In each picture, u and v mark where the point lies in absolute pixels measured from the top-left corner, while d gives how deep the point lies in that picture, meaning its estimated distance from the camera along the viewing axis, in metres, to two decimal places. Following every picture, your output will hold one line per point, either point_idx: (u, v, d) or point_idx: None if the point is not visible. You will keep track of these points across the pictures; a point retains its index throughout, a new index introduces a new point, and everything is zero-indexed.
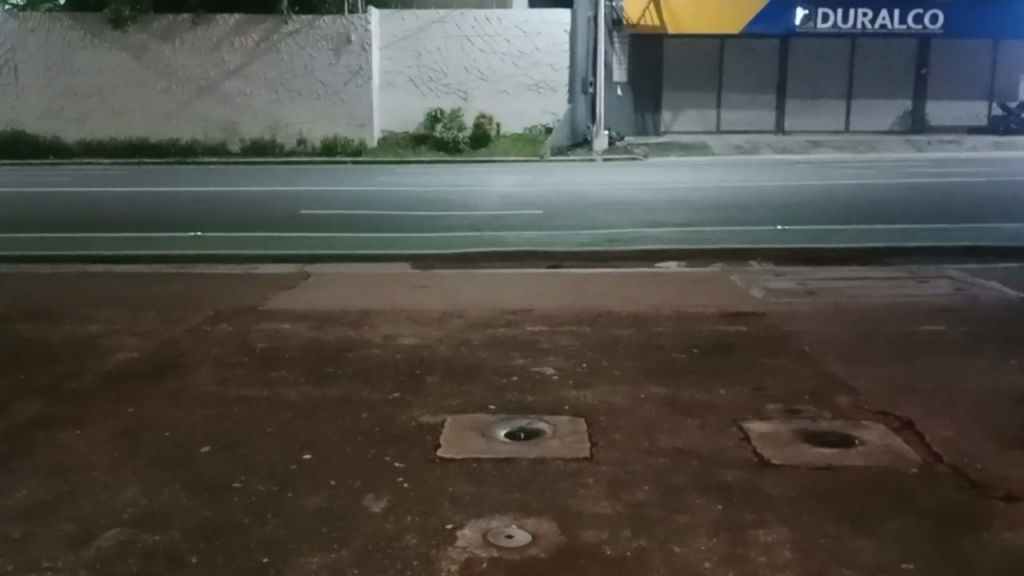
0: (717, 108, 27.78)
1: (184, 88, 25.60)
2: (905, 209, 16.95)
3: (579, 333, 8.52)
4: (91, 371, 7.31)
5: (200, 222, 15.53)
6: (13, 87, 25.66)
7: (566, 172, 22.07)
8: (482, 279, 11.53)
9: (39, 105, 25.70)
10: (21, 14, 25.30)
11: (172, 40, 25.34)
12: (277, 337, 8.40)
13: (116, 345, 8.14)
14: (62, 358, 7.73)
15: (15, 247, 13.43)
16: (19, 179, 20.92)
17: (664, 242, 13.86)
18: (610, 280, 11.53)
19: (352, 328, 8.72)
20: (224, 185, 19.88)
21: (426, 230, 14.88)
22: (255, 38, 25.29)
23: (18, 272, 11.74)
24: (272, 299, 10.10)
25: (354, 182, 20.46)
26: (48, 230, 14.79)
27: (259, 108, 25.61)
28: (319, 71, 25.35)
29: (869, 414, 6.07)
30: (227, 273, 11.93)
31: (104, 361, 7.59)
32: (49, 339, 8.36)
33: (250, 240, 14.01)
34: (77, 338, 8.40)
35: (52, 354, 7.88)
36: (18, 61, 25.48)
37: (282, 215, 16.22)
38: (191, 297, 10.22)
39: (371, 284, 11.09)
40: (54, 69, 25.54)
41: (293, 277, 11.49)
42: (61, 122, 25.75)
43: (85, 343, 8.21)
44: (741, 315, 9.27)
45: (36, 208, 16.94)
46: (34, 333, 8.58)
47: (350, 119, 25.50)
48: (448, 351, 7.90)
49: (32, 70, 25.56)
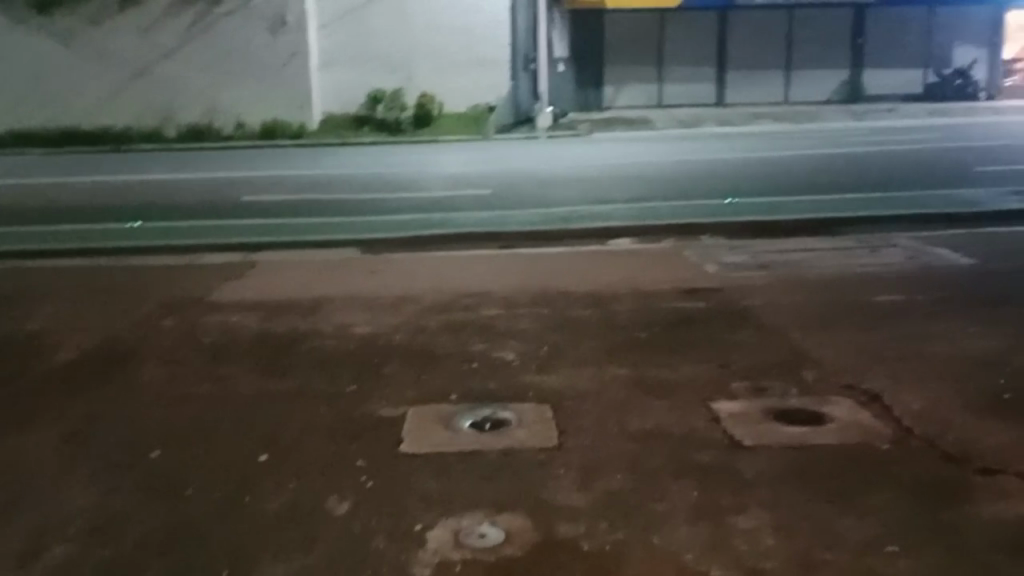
0: (659, 82, 27.76)
1: (117, 72, 24.83)
2: (850, 179, 17.08)
3: (538, 315, 8.36)
4: (31, 373, 6.95)
5: (140, 211, 15.02)
6: None
7: (512, 150, 21.83)
8: (434, 262, 11.30)
9: None
10: None
11: (103, 23, 24.55)
12: (226, 329, 8.10)
13: (54, 343, 7.78)
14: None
15: None
16: None
17: (616, 219, 13.76)
18: (564, 259, 11.39)
19: (304, 317, 8.45)
20: (160, 172, 19.28)
21: (373, 214, 14.56)
22: (188, 19, 24.56)
23: None
24: (219, 290, 9.77)
25: (297, 165, 20.00)
26: None
27: (194, 92, 24.89)
28: (255, 52, 24.66)
29: (836, 389, 6.02)
30: (171, 264, 11.52)
31: (42, 361, 7.24)
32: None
33: (193, 228, 13.60)
34: (15, 338, 8.01)
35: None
36: None
37: (223, 201, 15.79)
38: (134, 291, 9.84)
39: (320, 270, 10.79)
40: None
41: (240, 267, 11.13)
42: None
43: (24, 343, 7.83)
44: (700, 290, 9.19)
45: None
46: None
47: (288, 101, 24.83)
48: (405, 338, 7.69)
49: None
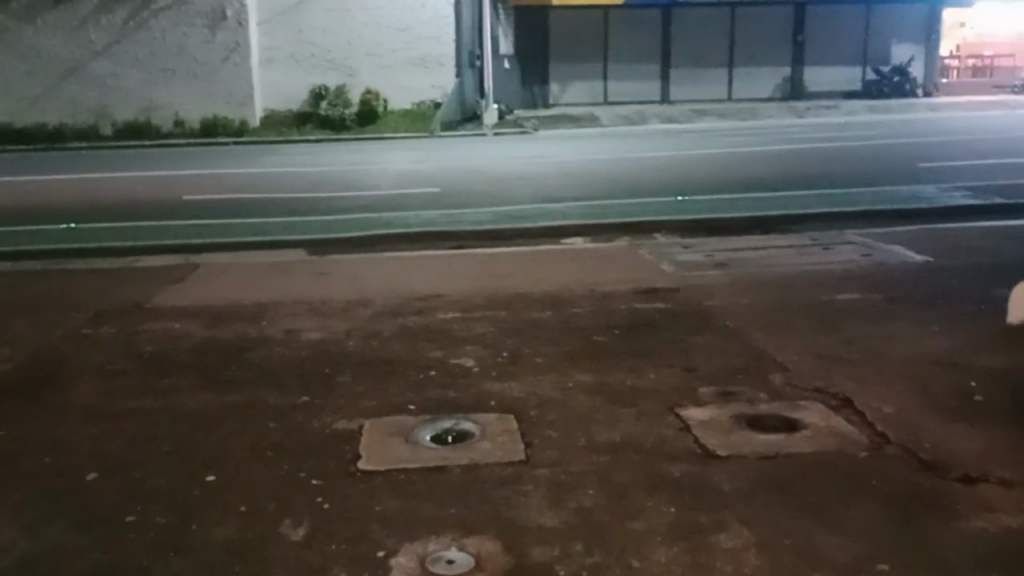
0: (604, 80, 27.68)
1: (48, 69, 23.97)
2: (797, 175, 17.13)
3: (495, 318, 8.11)
4: None
5: (74, 212, 14.42)
6: None
7: (459, 148, 21.54)
8: (384, 263, 10.98)
9: None
10: None
11: (33, 18, 23.71)
12: (167, 338, 7.71)
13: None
14: None
15: None
16: None
17: (567, 217, 13.56)
18: (518, 259, 11.16)
19: (249, 324, 8.08)
20: (95, 171, 18.61)
21: (318, 214, 14.16)
22: (124, 15, 23.81)
23: None
24: (159, 295, 9.35)
25: (237, 164, 19.45)
26: None
27: (130, 89, 24.14)
28: (194, 48, 24.00)
29: (805, 392, 5.88)
30: (107, 268, 11.02)
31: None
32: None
33: (131, 230, 13.10)
34: None
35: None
36: None
37: (162, 201, 15.26)
38: (68, 297, 9.36)
39: (266, 273, 10.41)
40: None
41: (181, 270, 10.69)
42: None
43: None
44: (658, 291, 9.01)
45: None
46: None
47: (229, 97, 24.21)
48: (357, 344, 7.38)
49: None
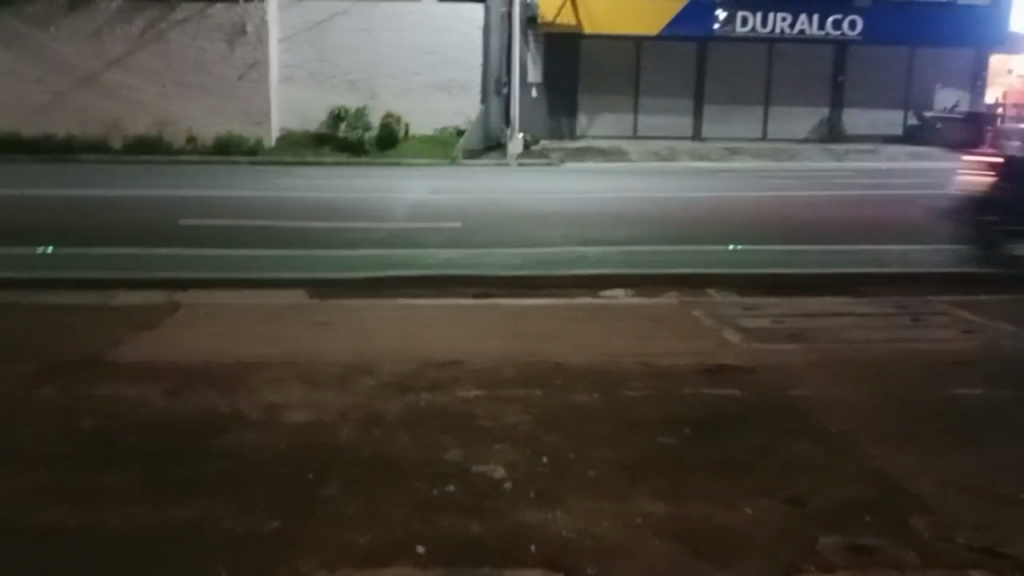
0: (634, 113, 26.17)
1: (61, 78, 22.52)
2: (851, 225, 15.49)
3: (528, 400, 6.48)
4: None
5: (59, 234, 12.87)
6: None
7: (481, 177, 20.10)
8: (396, 312, 9.40)
9: None
10: None
11: (47, 24, 22.27)
12: (119, 410, 6.14)
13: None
14: None
15: None
16: None
17: (602, 266, 11.91)
18: (553, 315, 9.54)
19: (221, 395, 6.47)
20: (93, 187, 17.16)
21: (329, 248, 12.56)
22: (141, 25, 22.43)
23: None
24: (120, 348, 7.72)
25: (245, 185, 17.97)
26: None
27: (144, 101, 22.74)
28: (211, 63, 22.67)
29: (967, 554, 4.27)
30: (76, 304, 9.46)
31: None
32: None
33: (125, 257, 11.57)
34: None
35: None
36: None
37: (162, 224, 13.76)
38: (19, 345, 7.80)
39: (257, 320, 8.85)
40: None
41: (160, 310, 9.14)
42: None
43: None
44: (726, 371, 7.36)
45: None
46: None
47: (245, 115, 22.86)
48: (353, 433, 5.77)
49: None
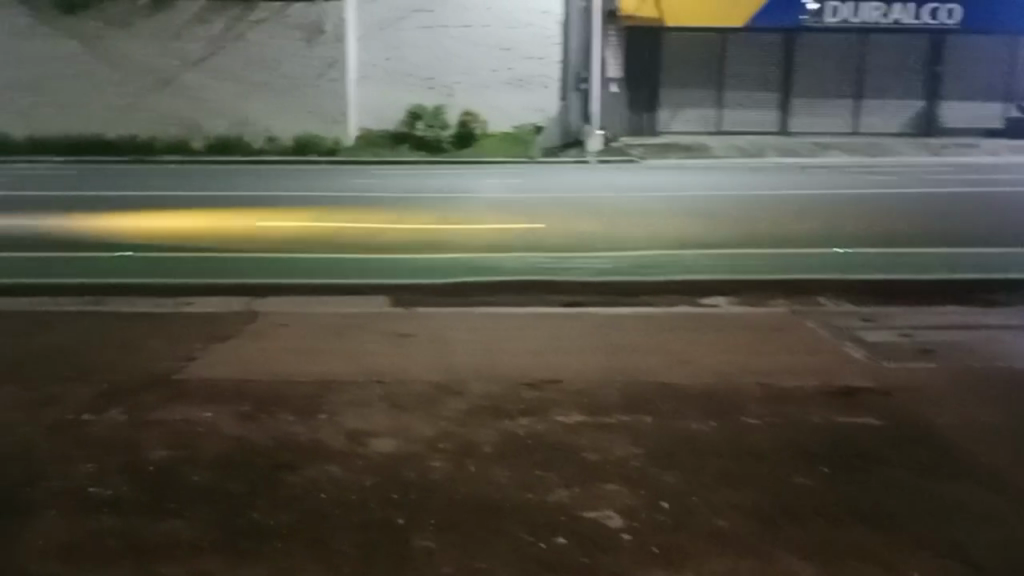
0: (718, 107, 25.16)
1: (143, 80, 22.52)
2: (964, 225, 14.31)
3: (636, 428, 5.77)
4: None
5: (136, 237, 12.58)
6: None
7: (561, 175, 19.41)
8: (481, 322, 8.78)
9: None
10: None
11: (130, 26, 22.29)
12: (191, 438, 5.63)
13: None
14: None
15: None
16: None
17: (698, 271, 11.08)
18: (650, 324, 8.80)
19: (299, 419, 5.93)
20: (172, 189, 16.98)
21: (405, 251, 12.01)
22: (221, 25, 22.32)
23: None
24: (191, 363, 7.24)
25: (320, 185, 17.57)
26: None
27: (224, 102, 22.59)
28: (290, 62, 22.41)
29: None
30: (151, 311, 9.08)
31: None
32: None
33: (201, 261, 11.24)
34: None
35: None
36: None
37: (241, 226, 13.39)
38: (91, 359, 7.41)
39: (334, 331, 8.31)
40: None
41: (234, 320, 8.69)
42: (7, 117, 22.50)
43: None
44: (856, 395, 6.53)
45: None
46: None
47: (323, 115, 22.56)
48: (445, 468, 5.16)
49: None
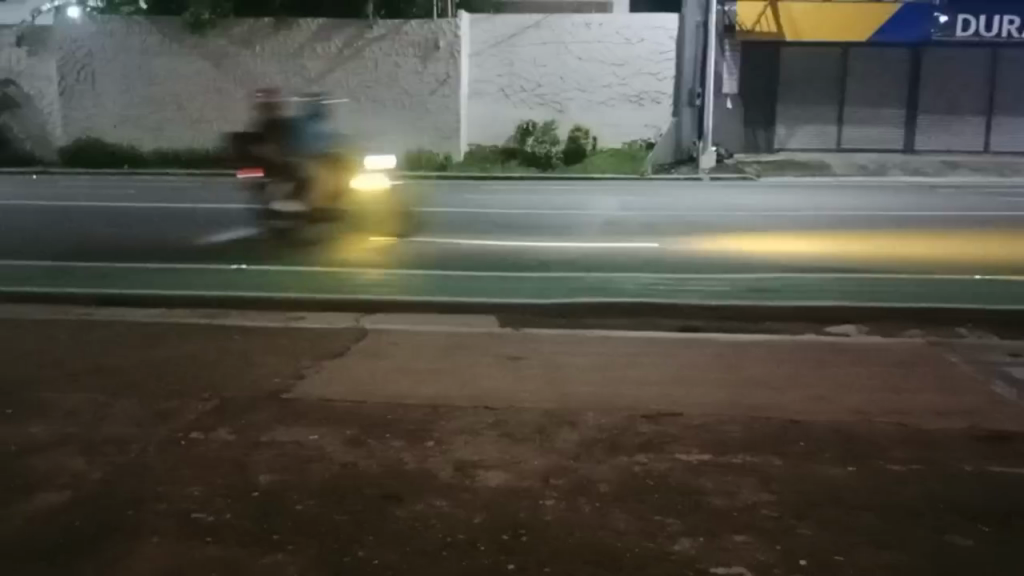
0: (838, 124, 24.16)
1: (264, 95, 23.04)
2: None
3: (766, 471, 5.33)
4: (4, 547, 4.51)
5: (253, 250, 12.71)
6: (90, 93, 23.29)
7: (674, 193, 18.94)
8: (596, 346, 8.44)
9: (117, 112, 23.29)
10: (100, 17, 23.01)
11: (252, 44, 22.83)
12: (298, 462, 5.47)
13: (29, 480, 5.30)
14: None
15: (31, 281, 10.74)
16: (77, 192, 18.48)
17: (823, 296, 10.48)
18: (774, 353, 8.30)
19: (407, 446, 5.70)
20: None
21: (513, 269, 11.78)
22: (339, 43, 22.65)
23: (25, 319, 9.07)
24: (301, 382, 7.13)
25: (430, 201, 17.55)
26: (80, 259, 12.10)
27: (341, 118, 22.95)
28: (404, 78, 22.59)
29: None
30: (265, 326, 9.09)
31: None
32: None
33: (311, 275, 11.24)
34: (18, 461, 5.58)
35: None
36: (97, 66, 23.13)
37: (355, 241, 13.46)
38: (205, 374, 7.39)
39: (445, 351, 8.10)
40: (132, 72, 23.11)
41: (345, 337, 8.59)
42: (137, 131, 23.35)
43: (23, 475, 5.39)
44: (1011, 441, 5.91)
45: (78, 228, 14.35)
46: None
47: (435, 131, 22.70)
48: (560, 507, 4.83)
49: (110, 76, 23.15)
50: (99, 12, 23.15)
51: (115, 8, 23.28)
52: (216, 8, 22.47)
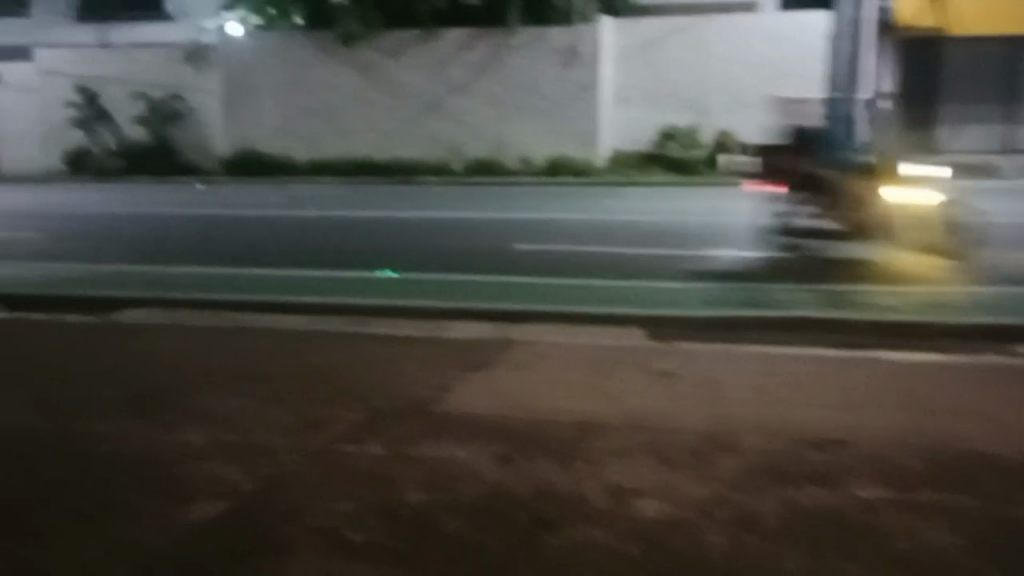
0: (1010, 124, 22.47)
1: (410, 104, 23.33)
2: None
3: (951, 509, 4.84)
4: (164, 564, 4.53)
5: (398, 258, 12.69)
6: (249, 103, 24.08)
7: None
8: (753, 365, 7.94)
9: (272, 122, 24.00)
10: (260, 34, 23.83)
11: (400, 54, 23.22)
12: (447, 480, 5.33)
13: (187, 488, 5.40)
14: (133, 518, 5.03)
15: (185, 288, 10.92)
16: (233, 200, 19.16)
17: (999, 311, 9.63)
18: (949, 375, 7.61)
19: (558, 467, 5.47)
20: (432, 209, 17.37)
21: (662, 280, 11.38)
22: (483, 51, 22.82)
23: (179, 328, 9.20)
24: (447, 395, 7.00)
25: (572, 209, 17.33)
26: (232, 265, 12.30)
27: (484, 125, 23.02)
28: (547, 85, 22.49)
29: None
30: (410, 335, 8.98)
31: (145, 531, 4.87)
32: (107, 462, 5.83)
33: (453, 284, 11.14)
34: (173, 471, 5.66)
35: (87, 501, 5.27)
36: (255, 77, 23.95)
37: (501, 249, 13.34)
38: (352, 383, 7.35)
39: (594, 366, 7.82)
40: (286, 84, 23.82)
41: (491, 348, 8.44)
42: (291, 140, 23.95)
43: (179, 484, 5.46)
44: None
45: (233, 234, 14.77)
46: (128, 454, 5.97)
47: (577, 137, 22.43)
48: (724, 545, 4.51)
49: (266, 88, 23.93)
50: (258, 29, 23.82)
51: (272, 21, 23.65)
52: (366, 20, 22.81)
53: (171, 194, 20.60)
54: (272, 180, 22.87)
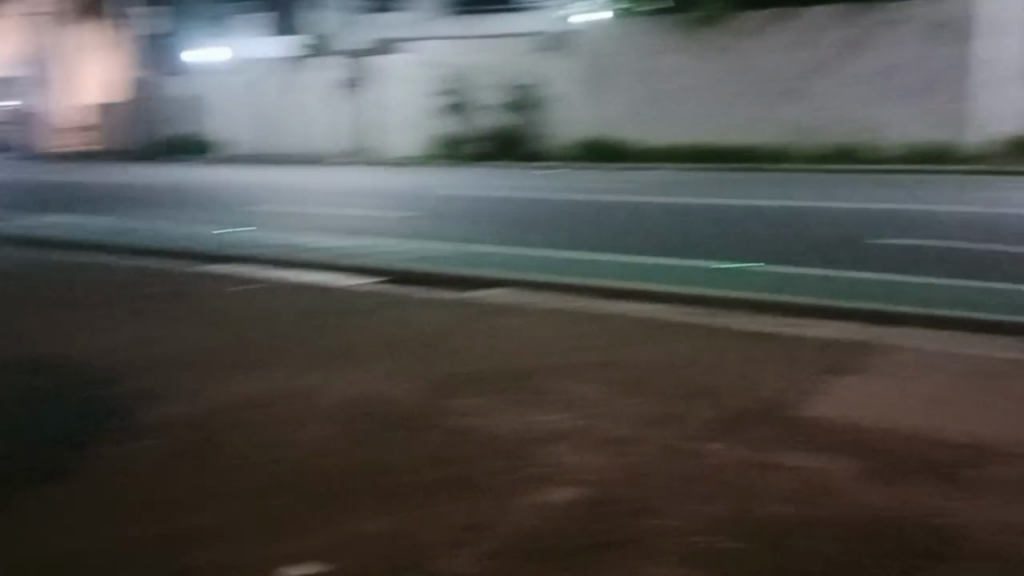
0: None
1: (759, 87, 22.51)
2: None
3: None
4: (528, 547, 4.81)
5: (734, 248, 11.87)
6: (596, 89, 24.65)
7: None
8: None
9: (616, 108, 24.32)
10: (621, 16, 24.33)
11: (754, 35, 22.55)
12: (803, 495, 5.15)
13: (541, 472, 5.59)
14: (494, 493, 5.37)
15: (521, 269, 11.16)
16: (579, 185, 19.60)
17: None
18: None
19: (929, 500, 5.06)
20: (781, 197, 16.48)
21: None
22: (845, 32, 21.54)
23: (515, 304, 9.45)
24: (795, 390, 6.68)
25: (938, 199, 15.45)
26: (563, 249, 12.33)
27: (838, 107, 21.64)
28: (920, 66, 20.81)
29: None
30: (740, 326, 8.33)
31: (510, 509, 5.18)
32: (467, 431, 6.25)
33: (791, 280, 10.10)
34: (527, 447, 5.95)
35: (451, 470, 5.71)
36: (607, 61, 24.45)
37: (848, 243, 11.84)
38: (692, 369, 7.18)
39: (965, 373, 6.85)
40: (635, 70, 24.08)
41: (836, 343, 7.63)
42: (632, 124, 24.12)
43: (532, 462, 5.73)
44: None
45: (572, 218, 14.90)
46: (484, 424, 6.35)
47: (951, 122, 20.53)
48: None
49: (614, 74, 24.35)
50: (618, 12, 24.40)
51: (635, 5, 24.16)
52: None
53: (519, 178, 21.52)
54: (611, 164, 23.00)
